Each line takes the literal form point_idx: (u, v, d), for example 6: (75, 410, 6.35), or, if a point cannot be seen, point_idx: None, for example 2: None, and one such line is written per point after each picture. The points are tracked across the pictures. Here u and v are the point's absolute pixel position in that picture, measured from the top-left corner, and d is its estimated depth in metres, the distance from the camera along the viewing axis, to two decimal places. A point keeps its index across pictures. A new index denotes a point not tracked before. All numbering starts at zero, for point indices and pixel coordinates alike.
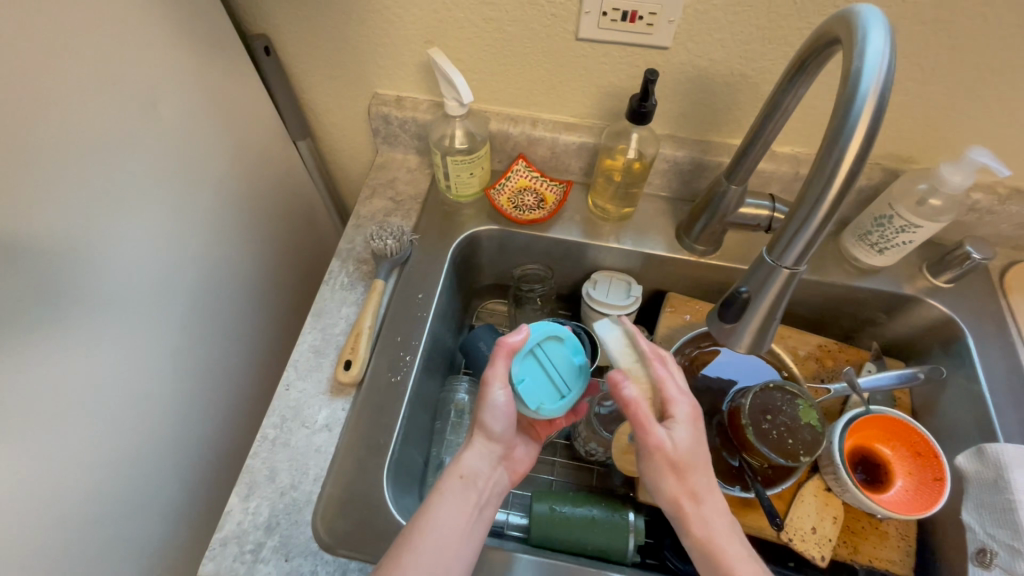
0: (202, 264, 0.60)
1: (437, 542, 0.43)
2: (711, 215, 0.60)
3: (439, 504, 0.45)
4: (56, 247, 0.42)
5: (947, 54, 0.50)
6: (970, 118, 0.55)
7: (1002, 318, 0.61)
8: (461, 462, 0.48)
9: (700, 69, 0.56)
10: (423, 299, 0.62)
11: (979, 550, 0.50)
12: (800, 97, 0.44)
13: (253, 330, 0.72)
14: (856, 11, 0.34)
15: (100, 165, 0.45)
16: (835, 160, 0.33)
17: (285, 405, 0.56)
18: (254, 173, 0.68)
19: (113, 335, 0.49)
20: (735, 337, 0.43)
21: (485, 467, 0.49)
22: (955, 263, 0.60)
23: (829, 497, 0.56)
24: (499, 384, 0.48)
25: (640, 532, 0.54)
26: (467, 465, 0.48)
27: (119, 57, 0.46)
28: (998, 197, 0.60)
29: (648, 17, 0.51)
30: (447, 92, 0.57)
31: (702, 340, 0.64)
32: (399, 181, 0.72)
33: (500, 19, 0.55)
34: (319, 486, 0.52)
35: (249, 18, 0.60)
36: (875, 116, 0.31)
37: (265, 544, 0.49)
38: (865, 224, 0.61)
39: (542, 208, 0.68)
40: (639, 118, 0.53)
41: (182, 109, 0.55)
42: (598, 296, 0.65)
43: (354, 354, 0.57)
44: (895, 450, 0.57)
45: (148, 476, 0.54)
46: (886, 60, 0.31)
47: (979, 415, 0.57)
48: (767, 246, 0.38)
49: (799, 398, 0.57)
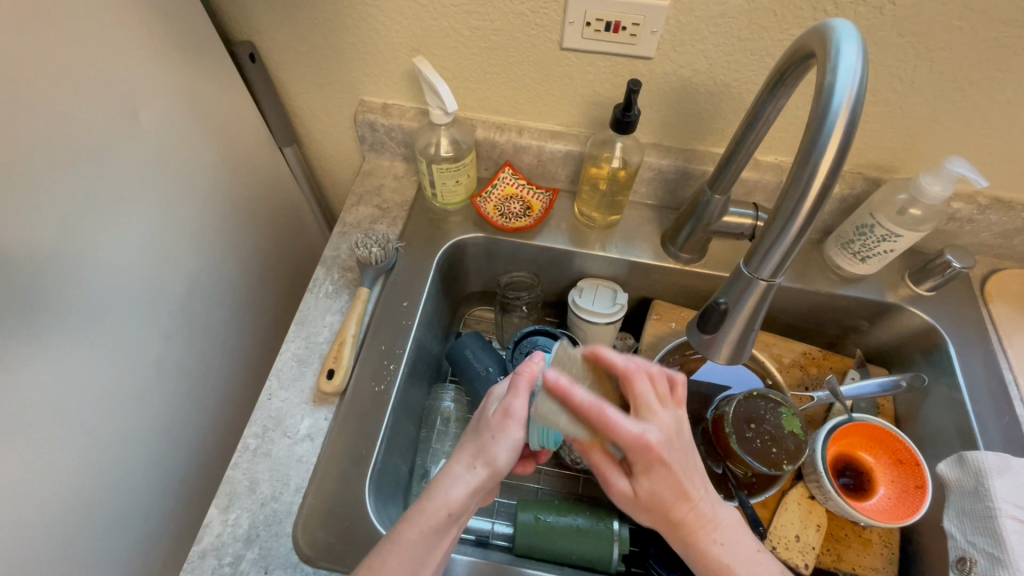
0: (184, 272, 0.60)
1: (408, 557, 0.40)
2: (696, 223, 0.60)
3: (419, 535, 0.40)
4: (33, 256, 0.42)
5: (924, 66, 0.50)
6: (950, 129, 0.55)
7: (982, 327, 0.62)
8: (449, 498, 0.40)
9: (685, 80, 0.56)
10: (408, 307, 0.62)
11: (958, 558, 0.50)
12: (780, 109, 0.44)
13: (236, 339, 0.71)
14: (830, 26, 0.35)
15: (79, 173, 0.45)
16: (809, 174, 0.33)
17: (267, 415, 0.55)
18: (238, 179, 0.68)
19: (94, 342, 0.48)
20: (715, 348, 0.43)
21: (475, 499, 0.41)
22: (937, 271, 0.61)
23: (813, 505, 0.56)
24: (517, 424, 0.42)
25: (626, 540, 0.54)
26: (446, 495, 0.40)
27: (100, 63, 0.46)
28: (977, 206, 0.60)
29: (632, 28, 0.52)
30: (432, 100, 0.57)
31: (686, 348, 0.64)
32: (386, 188, 0.72)
33: (485, 29, 0.55)
34: (300, 497, 0.51)
35: (233, 24, 0.60)
36: (849, 130, 0.32)
37: (243, 556, 0.48)
38: (847, 233, 0.62)
39: (528, 215, 0.68)
40: (623, 128, 0.53)
41: (164, 116, 0.54)
42: (584, 304, 0.65)
43: (337, 363, 0.57)
44: (877, 458, 0.58)
45: (127, 488, 0.54)
46: (858, 76, 0.32)
47: (960, 422, 0.57)
48: (745, 257, 0.38)
49: (782, 406, 0.57)
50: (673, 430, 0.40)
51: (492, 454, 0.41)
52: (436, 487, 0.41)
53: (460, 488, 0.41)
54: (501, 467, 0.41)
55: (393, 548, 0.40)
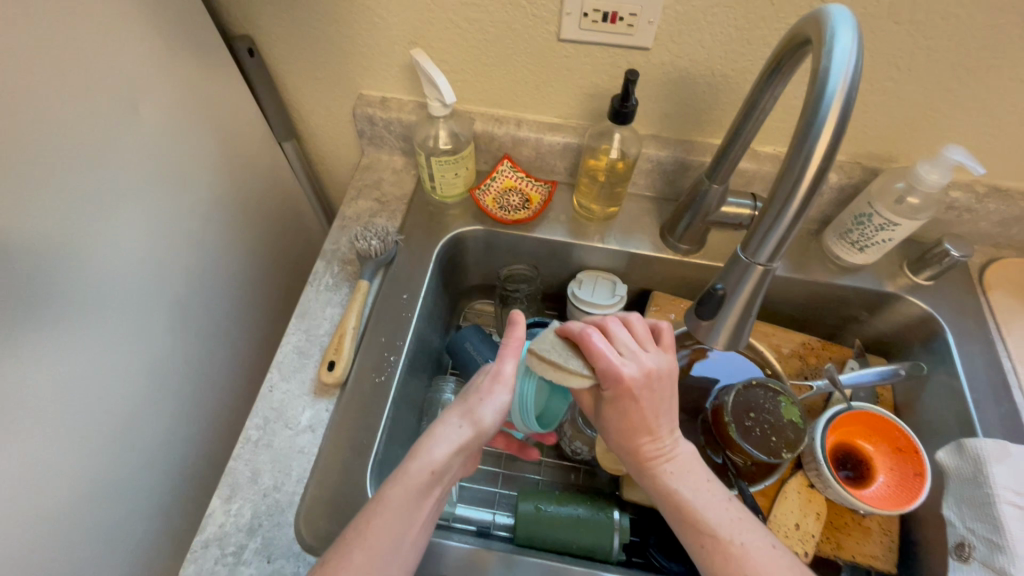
0: (185, 267, 0.60)
1: (389, 509, 0.41)
2: (695, 214, 0.60)
3: (407, 489, 0.41)
4: (34, 249, 0.42)
5: (922, 54, 0.50)
6: (947, 118, 0.55)
7: (981, 315, 0.62)
8: (430, 457, 0.42)
9: (681, 70, 0.56)
10: (408, 299, 0.62)
11: (957, 544, 0.51)
12: (778, 96, 0.44)
13: (237, 332, 0.72)
14: (826, 12, 0.35)
15: (79, 166, 0.45)
16: (804, 159, 0.33)
17: (269, 406, 0.56)
18: (238, 174, 0.68)
19: (95, 335, 0.49)
20: (712, 334, 0.43)
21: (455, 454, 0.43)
22: (935, 261, 0.61)
23: (813, 494, 0.56)
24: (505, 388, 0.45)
25: (626, 529, 0.54)
26: (431, 453, 0.43)
27: (99, 57, 0.46)
28: (975, 195, 0.60)
29: (629, 18, 0.52)
30: (430, 93, 0.57)
31: (687, 339, 0.65)
32: (385, 182, 0.72)
33: (483, 21, 0.55)
34: (302, 487, 0.51)
35: (231, 19, 0.60)
36: (844, 114, 0.32)
37: (247, 546, 0.49)
38: (846, 223, 0.62)
39: (527, 208, 0.67)
40: (621, 118, 0.53)
41: (163, 110, 0.54)
42: (583, 295, 0.65)
43: (338, 355, 0.57)
44: (876, 446, 0.58)
45: (129, 481, 0.54)
46: (854, 60, 0.32)
47: (960, 410, 0.57)
48: (741, 243, 0.39)
49: (781, 395, 0.58)
50: (627, 383, 0.43)
51: (478, 416, 0.44)
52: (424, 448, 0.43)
53: (442, 449, 0.43)
54: (487, 428, 0.44)
55: (382, 507, 0.41)
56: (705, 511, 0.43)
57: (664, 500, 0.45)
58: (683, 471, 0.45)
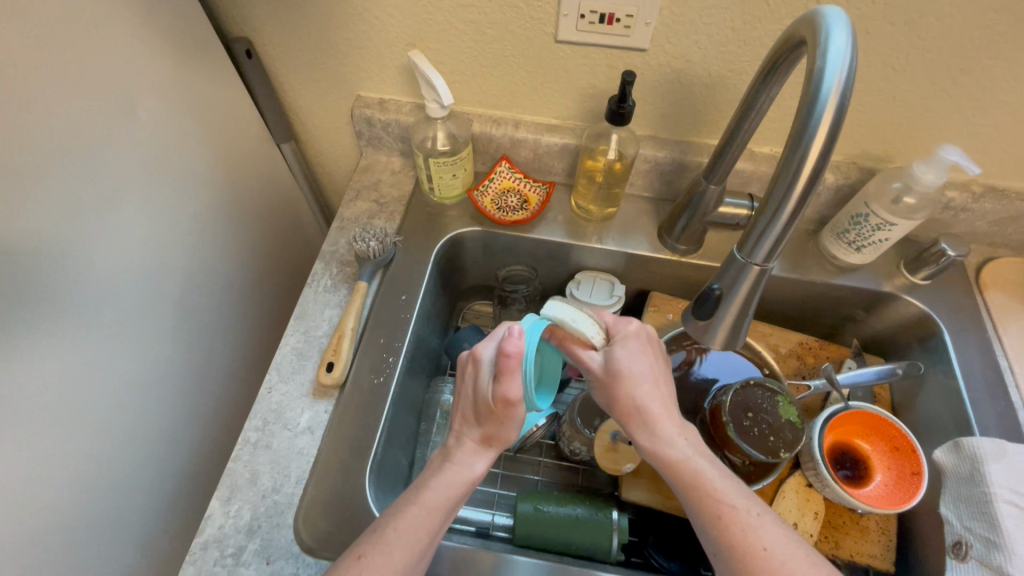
0: (183, 268, 0.60)
1: (425, 511, 0.43)
2: (692, 214, 0.60)
3: (450, 499, 0.44)
4: (32, 251, 0.42)
5: (917, 54, 0.51)
6: (943, 118, 0.56)
7: (978, 315, 0.62)
8: (472, 472, 0.45)
9: (678, 71, 0.56)
10: (407, 300, 0.62)
11: (954, 543, 0.51)
12: (774, 97, 0.45)
13: (235, 334, 0.72)
14: (821, 13, 0.35)
15: (77, 166, 0.45)
16: (799, 160, 0.33)
17: (267, 407, 0.56)
18: (236, 175, 0.68)
19: (94, 337, 0.49)
20: (710, 334, 0.44)
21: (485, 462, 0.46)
22: (932, 260, 0.61)
23: (811, 493, 0.56)
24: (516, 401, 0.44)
25: (625, 530, 0.55)
26: (471, 468, 0.46)
27: (97, 59, 0.46)
28: (971, 195, 0.61)
29: (625, 20, 0.52)
30: (428, 94, 0.57)
31: (684, 338, 0.65)
32: (383, 184, 0.72)
33: (480, 22, 0.55)
34: (301, 489, 0.51)
35: (228, 21, 0.60)
36: (839, 115, 0.32)
37: (245, 547, 0.49)
38: (843, 223, 0.62)
39: (525, 209, 0.68)
40: (618, 119, 0.53)
41: (161, 112, 0.54)
42: (581, 296, 0.65)
43: (336, 356, 0.57)
44: (874, 445, 0.58)
45: (128, 482, 0.54)
46: (848, 61, 0.32)
47: (956, 409, 0.58)
48: (738, 243, 0.39)
49: (779, 394, 0.58)
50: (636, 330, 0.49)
51: (503, 434, 0.46)
52: (452, 459, 0.46)
53: (482, 464, 0.46)
54: (510, 439, 0.46)
55: (420, 510, 0.43)
56: (717, 480, 0.42)
57: (673, 477, 0.43)
58: (690, 441, 0.44)
